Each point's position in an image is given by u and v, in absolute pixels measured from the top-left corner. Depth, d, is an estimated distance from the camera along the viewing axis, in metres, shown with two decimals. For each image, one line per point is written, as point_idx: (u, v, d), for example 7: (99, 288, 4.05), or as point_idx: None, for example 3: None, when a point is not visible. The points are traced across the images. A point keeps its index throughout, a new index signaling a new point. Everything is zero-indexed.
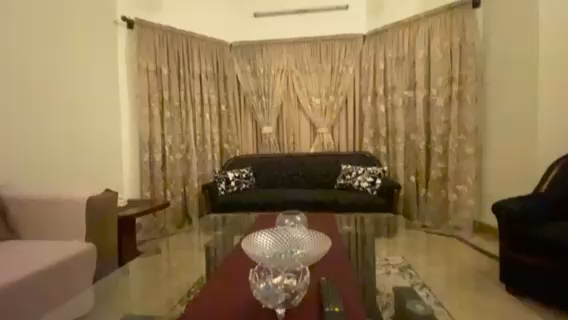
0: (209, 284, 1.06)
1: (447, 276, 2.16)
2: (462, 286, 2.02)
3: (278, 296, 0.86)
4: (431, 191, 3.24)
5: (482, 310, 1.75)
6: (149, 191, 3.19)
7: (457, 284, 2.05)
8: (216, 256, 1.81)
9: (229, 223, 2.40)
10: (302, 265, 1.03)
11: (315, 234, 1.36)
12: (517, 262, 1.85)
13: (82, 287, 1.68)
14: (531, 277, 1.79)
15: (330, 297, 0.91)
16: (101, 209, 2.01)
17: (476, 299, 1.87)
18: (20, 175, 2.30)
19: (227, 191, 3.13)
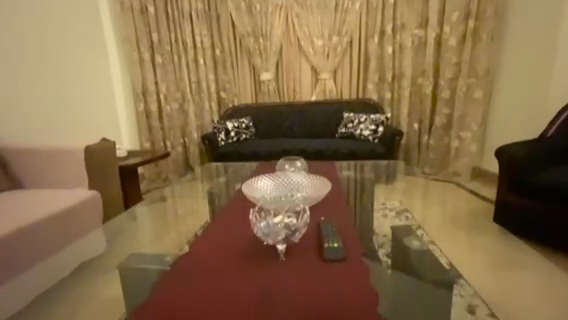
0: (208, 228, 1.07)
1: (442, 217, 2.24)
2: (455, 226, 2.11)
3: (278, 233, 0.87)
4: (433, 138, 3.19)
5: (474, 248, 1.84)
6: (149, 143, 3.33)
7: (450, 224, 2.14)
8: (217, 202, 1.85)
9: (230, 173, 2.40)
10: (302, 206, 1.03)
11: (314, 178, 1.35)
12: (512, 206, 1.89)
13: (93, 230, 1.73)
14: (524, 220, 1.84)
15: (329, 234, 0.92)
16: (99, 159, 2.00)
17: (469, 238, 1.95)
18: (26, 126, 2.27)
19: (228, 142, 3.07)
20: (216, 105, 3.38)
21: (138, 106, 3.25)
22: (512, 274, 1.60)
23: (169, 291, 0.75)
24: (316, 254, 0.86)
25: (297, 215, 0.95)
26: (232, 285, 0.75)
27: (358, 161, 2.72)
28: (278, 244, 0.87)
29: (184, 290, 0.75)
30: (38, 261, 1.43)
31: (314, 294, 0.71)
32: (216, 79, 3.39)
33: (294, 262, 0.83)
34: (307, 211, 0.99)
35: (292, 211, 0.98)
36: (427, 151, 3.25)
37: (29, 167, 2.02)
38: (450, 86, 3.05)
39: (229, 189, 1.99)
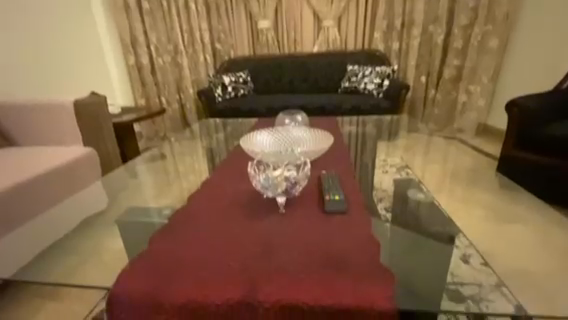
0: (204, 184, 1.02)
1: None
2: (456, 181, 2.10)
3: (277, 185, 0.83)
4: (441, 92, 3.04)
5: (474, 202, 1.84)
6: (144, 99, 3.20)
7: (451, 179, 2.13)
8: (215, 157, 1.81)
9: (229, 129, 2.31)
10: (302, 159, 0.98)
11: (316, 131, 1.28)
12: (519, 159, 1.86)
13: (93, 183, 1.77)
14: (530, 173, 1.82)
15: (331, 187, 0.89)
16: (90, 113, 1.93)
17: (470, 193, 1.94)
18: (18, 77, 2.16)
19: (226, 98, 2.91)
20: (211, 57, 3.14)
21: (128, 59, 3.06)
22: (507, 227, 1.62)
23: (167, 240, 0.73)
24: (317, 207, 0.83)
25: (298, 167, 0.91)
26: (231, 235, 0.73)
27: (360, 116, 2.63)
28: (278, 197, 0.84)
29: (183, 239, 0.73)
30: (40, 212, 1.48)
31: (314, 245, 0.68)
32: (209, 28, 3.11)
33: (294, 214, 0.80)
34: (308, 164, 0.95)
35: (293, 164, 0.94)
36: (433, 106, 3.11)
37: (20, 124, 1.95)
38: (463, 35, 2.83)
39: (228, 146, 1.94)
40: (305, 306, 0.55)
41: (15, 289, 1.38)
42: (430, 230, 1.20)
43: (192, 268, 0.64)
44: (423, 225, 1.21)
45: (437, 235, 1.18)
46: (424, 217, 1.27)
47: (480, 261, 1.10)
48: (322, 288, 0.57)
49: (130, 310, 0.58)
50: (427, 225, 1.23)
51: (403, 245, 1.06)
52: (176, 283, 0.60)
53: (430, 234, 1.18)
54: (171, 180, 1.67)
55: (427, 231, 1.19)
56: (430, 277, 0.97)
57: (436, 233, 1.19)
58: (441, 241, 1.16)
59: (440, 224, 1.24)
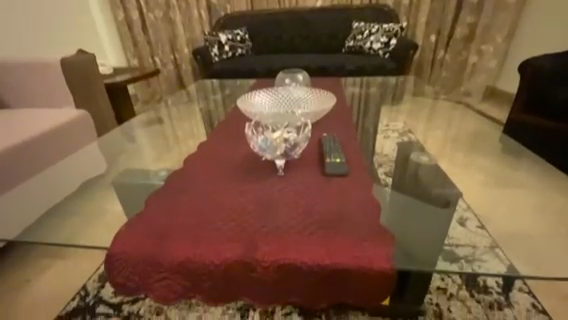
0: (202, 147, 0.99)
1: None
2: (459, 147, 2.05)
3: (276, 147, 0.80)
4: (450, 53, 2.86)
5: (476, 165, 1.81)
6: (136, 59, 3.00)
7: None
8: (212, 121, 1.75)
9: (226, 91, 2.21)
10: (303, 120, 0.93)
11: (317, 92, 1.20)
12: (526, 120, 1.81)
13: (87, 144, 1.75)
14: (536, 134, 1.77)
15: (332, 150, 0.85)
16: (80, 70, 1.85)
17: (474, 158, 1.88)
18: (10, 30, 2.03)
19: (222, 58, 2.76)
20: (206, 12, 2.92)
21: (117, 15, 2.85)
22: (507, 189, 1.56)
23: (163, 202, 0.71)
24: (317, 169, 0.80)
25: (298, 130, 0.86)
26: (229, 197, 0.71)
27: (363, 78, 2.50)
28: (277, 160, 0.80)
29: (179, 201, 0.71)
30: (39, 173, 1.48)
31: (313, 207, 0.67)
32: None
33: (293, 176, 0.78)
34: (309, 126, 0.90)
35: (292, 125, 0.89)
36: (440, 69, 2.95)
37: (7, 83, 1.86)
38: None
39: (226, 109, 1.88)
40: (303, 266, 0.54)
41: (21, 250, 1.42)
42: (427, 194, 1.18)
43: (189, 229, 0.62)
44: (420, 191, 1.20)
45: (434, 199, 1.17)
46: (422, 183, 1.25)
47: (477, 224, 1.18)
48: (321, 250, 0.56)
49: (127, 269, 0.58)
50: (424, 190, 1.21)
51: (400, 209, 1.04)
52: (173, 244, 0.59)
53: (427, 199, 1.16)
54: (168, 143, 1.63)
55: (424, 196, 1.18)
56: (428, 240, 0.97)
57: (432, 197, 1.18)
58: (437, 205, 1.15)
59: (438, 189, 1.22)
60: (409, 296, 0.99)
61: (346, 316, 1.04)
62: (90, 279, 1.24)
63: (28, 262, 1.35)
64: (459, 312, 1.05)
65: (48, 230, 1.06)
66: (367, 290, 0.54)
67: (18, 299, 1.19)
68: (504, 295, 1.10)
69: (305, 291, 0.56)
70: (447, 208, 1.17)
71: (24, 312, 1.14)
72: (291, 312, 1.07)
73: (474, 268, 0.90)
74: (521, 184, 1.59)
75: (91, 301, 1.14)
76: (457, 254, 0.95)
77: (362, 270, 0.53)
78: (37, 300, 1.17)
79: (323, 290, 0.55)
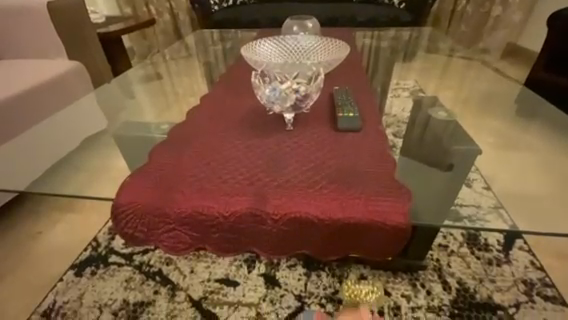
0: (204, 100, 0.92)
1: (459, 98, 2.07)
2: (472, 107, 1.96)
3: (286, 99, 0.74)
4: (472, 4, 2.60)
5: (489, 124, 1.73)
6: (129, 8, 2.77)
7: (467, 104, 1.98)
8: (214, 76, 1.65)
9: (227, 44, 2.06)
10: (315, 70, 0.85)
11: (328, 41, 1.09)
12: (547, 81, 1.74)
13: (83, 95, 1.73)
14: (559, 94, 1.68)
15: (344, 104, 0.80)
16: (68, 19, 1.73)
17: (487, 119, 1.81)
18: None
19: (222, 7, 2.53)
20: None
21: None
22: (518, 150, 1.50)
23: (167, 155, 0.68)
24: (329, 124, 0.76)
25: (310, 81, 0.80)
26: (235, 151, 0.68)
27: (374, 31, 2.32)
28: (286, 114, 0.75)
29: (184, 154, 0.68)
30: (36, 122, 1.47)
31: (324, 162, 0.63)
32: None
33: (302, 131, 0.73)
34: (321, 77, 0.83)
35: (304, 76, 0.82)
36: (459, 22, 2.71)
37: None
38: None
39: (228, 63, 1.77)
40: (315, 220, 0.52)
41: (29, 203, 1.44)
42: (427, 158, 1.12)
43: (196, 181, 0.60)
44: (423, 153, 1.14)
45: (436, 163, 1.10)
46: (427, 145, 1.20)
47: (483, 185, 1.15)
48: (333, 203, 0.53)
49: (134, 221, 0.57)
50: (427, 153, 1.15)
51: (406, 170, 1.00)
52: (180, 195, 0.57)
53: (427, 162, 1.10)
54: (171, 99, 1.56)
55: (424, 159, 1.12)
56: (440, 199, 0.94)
57: (435, 160, 1.12)
58: (440, 169, 1.08)
59: (440, 151, 1.15)
60: (412, 249, 1.01)
61: (349, 269, 1.08)
62: (100, 232, 1.27)
63: (38, 214, 1.38)
64: (459, 267, 1.08)
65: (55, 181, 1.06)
66: (381, 244, 0.52)
67: (34, 249, 1.23)
68: (504, 252, 1.12)
69: (315, 245, 0.55)
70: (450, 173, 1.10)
71: (40, 261, 1.19)
72: (295, 264, 1.11)
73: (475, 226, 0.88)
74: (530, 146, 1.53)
75: (103, 251, 1.19)
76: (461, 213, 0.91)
77: (376, 224, 0.51)
78: (52, 250, 1.22)
79: (334, 244, 0.54)
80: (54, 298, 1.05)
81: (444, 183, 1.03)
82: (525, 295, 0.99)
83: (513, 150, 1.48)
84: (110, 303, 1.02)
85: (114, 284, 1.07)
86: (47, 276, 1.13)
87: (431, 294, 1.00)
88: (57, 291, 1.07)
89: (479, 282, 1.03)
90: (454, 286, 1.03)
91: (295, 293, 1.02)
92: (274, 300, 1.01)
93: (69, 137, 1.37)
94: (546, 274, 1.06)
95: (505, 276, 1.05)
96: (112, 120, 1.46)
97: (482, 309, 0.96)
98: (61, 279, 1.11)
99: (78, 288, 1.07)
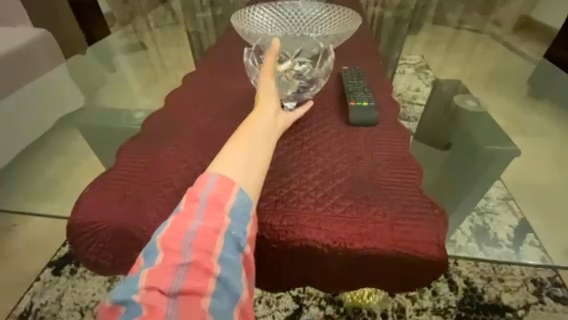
0: (190, 79, 0.77)
1: None
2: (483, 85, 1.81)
3: (289, 85, 0.62)
4: None
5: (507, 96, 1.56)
6: None
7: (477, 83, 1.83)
8: (203, 47, 1.46)
9: (216, 9, 1.82)
10: (321, 47, 0.71)
11: (336, 9, 0.91)
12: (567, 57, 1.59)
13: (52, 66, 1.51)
14: None
15: (356, 88, 0.66)
16: None
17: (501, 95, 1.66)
18: None
19: None
20: None
21: None
22: (531, 138, 1.40)
23: (139, 155, 0.55)
24: (338, 116, 0.63)
25: (315, 63, 0.69)
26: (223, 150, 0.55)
27: None
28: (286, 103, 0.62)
29: (159, 155, 0.55)
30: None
31: (336, 167, 0.51)
32: None
33: (304, 125, 0.60)
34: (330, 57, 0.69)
35: (309, 56, 0.70)
36: None
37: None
38: None
39: (215, 31, 1.56)
40: (326, 250, 0.41)
41: None
42: (427, 133, 1.03)
43: (174, 193, 0.48)
44: (426, 130, 1.05)
45: (433, 140, 1.01)
46: (430, 122, 1.09)
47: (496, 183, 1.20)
48: (349, 227, 0.42)
49: (97, 243, 0.46)
50: (426, 129, 1.05)
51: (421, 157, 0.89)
52: (154, 213, 0.45)
53: (426, 139, 1.00)
54: (153, 74, 1.38)
55: (423, 135, 1.02)
56: (455, 191, 0.86)
57: (435, 136, 1.02)
58: (437, 146, 0.99)
59: (441, 129, 1.06)
60: None
61: None
62: None
63: None
64: (467, 265, 1.01)
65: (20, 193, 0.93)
66: (401, 278, 0.42)
67: (4, 245, 1.12)
68: None
69: (324, 276, 0.44)
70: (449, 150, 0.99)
71: (13, 257, 1.08)
72: None
73: (487, 229, 1.03)
74: (547, 136, 1.45)
75: None
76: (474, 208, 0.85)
77: (404, 256, 0.40)
78: (25, 245, 1.11)
79: (348, 276, 0.44)
80: (31, 300, 0.97)
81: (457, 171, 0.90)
82: (534, 296, 0.94)
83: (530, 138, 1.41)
84: (93, 305, 0.95)
85: (96, 285, 0.99)
86: (20, 275, 1.04)
87: (437, 295, 0.95)
88: (34, 292, 0.98)
89: (487, 282, 0.97)
90: (461, 286, 0.97)
91: (293, 294, 0.96)
92: (271, 302, 0.94)
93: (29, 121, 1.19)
94: (558, 273, 1.00)
95: (514, 275, 0.99)
96: (80, 93, 1.25)
97: (490, 311, 0.91)
98: (38, 278, 1.02)
99: (57, 288, 0.99)
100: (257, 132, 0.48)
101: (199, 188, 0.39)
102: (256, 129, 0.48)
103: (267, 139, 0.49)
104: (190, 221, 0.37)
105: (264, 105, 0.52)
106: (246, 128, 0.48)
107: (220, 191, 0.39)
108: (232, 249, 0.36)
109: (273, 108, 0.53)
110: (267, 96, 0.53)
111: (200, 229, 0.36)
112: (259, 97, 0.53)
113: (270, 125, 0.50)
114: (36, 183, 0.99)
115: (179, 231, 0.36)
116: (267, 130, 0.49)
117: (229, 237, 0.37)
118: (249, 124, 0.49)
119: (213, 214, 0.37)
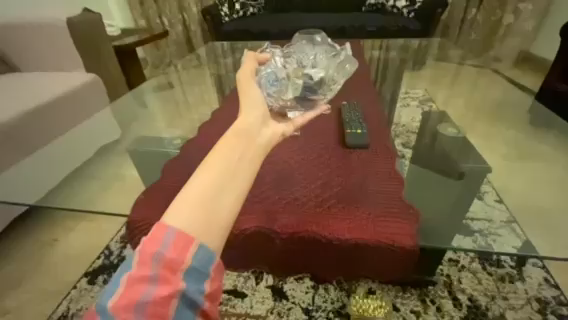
0: (218, 114, 0.96)
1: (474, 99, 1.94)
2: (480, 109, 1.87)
3: (289, 91, 0.65)
4: (483, 12, 2.76)
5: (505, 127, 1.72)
6: (143, 20, 3.01)
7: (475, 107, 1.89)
8: (227, 86, 1.71)
9: (238, 54, 2.10)
10: (324, 65, 0.76)
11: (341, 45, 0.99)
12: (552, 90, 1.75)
13: (99, 106, 1.77)
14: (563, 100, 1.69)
15: (352, 120, 0.81)
16: (88, 34, 1.75)
17: (504, 118, 1.76)
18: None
19: (233, 18, 2.67)
20: None
21: None
22: (535, 163, 1.48)
23: (179, 171, 0.71)
24: (337, 142, 0.77)
25: (323, 68, 0.75)
26: None
27: (382, 40, 2.35)
28: (295, 110, 0.65)
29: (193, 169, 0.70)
30: (56, 130, 1.50)
31: (331, 178, 0.64)
32: None
33: (308, 147, 0.75)
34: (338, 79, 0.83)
35: (316, 62, 0.76)
36: (470, 30, 2.86)
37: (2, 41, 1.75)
38: None
39: None
40: (324, 240, 0.52)
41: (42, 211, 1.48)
42: (429, 164, 1.11)
43: None
44: (429, 162, 1.12)
45: (440, 170, 1.08)
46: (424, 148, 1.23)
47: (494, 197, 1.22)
48: (342, 223, 0.54)
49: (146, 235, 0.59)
50: (429, 162, 1.12)
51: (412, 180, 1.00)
52: None
53: (436, 170, 1.08)
54: (183, 108, 1.61)
55: (432, 168, 1.10)
56: (448, 206, 0.94)
57: (444, 169, 1.08)
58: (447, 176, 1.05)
59: (432, 154, 1.18)
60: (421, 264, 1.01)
61: (358, 282, 1.06)
62: (112, 240, 1.30)
63: (52, 221, 1.42)
64: (469, 283, 1.06)
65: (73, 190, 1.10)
66: (383, 263, 0.53)
67: (48, 256, 1.26)
68: (517, 269, 1.09)
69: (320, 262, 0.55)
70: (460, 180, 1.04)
71: (54, 266, 1.22)
72: (303, 277, 1.12)
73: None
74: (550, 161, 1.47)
75: (116, 260, 1.22)
76: (470, 226, 0.88)
77: (385, 247, 0.51)
78: (66, 257, 1.25)
79: (343, 263, 0.55)
80: (68, 305, 1.08)
81: (451, 195, 0.98)
82: (539, 314, 0.96)
83: (532, 162, 1.48)
84: None
85: None
86: (59, 282, 1.16)
87: (441, 311, 0.99)
88: (72, 299, 1.10)
89: (491, 300, 1.01)
90: (465, 303, 1.00)
91: (303, 306, 1.03)
92: (282, 313, 1.02)
93: (77, 151, 1.39)
94: (562, 291, 1.02)
95: (518, 294, 1.02)
96: (114, 128, 1.49)
97: None
98: (75, 286, 1.14)
99: (91, 295, 1.11)
100: (232, 153, 0.38)
101: (149, 245, 0.29)
102: (230, 151, 0.38)
103: (247, 159, 0.38)
104: (142, 282, 0.28)
105: (242, 124, 0.44)
106: (219, 149, 0.38)
107: (181, 240, 0.30)
108: (193, 312, 0.29)
109: (252, 126, 0.44)
110: (251, 105, 0.50)
111: (154, 293, 0.27)
112: (240, 118, 0.46)
113: (248, 144, 0.41)
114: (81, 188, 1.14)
115: (125, 295, 0.27)
116: (246, 150, 0.39)
117: (189, 298, 0.29)
118: (220, 145, 0.38)
119: (171, 272, 0.29)
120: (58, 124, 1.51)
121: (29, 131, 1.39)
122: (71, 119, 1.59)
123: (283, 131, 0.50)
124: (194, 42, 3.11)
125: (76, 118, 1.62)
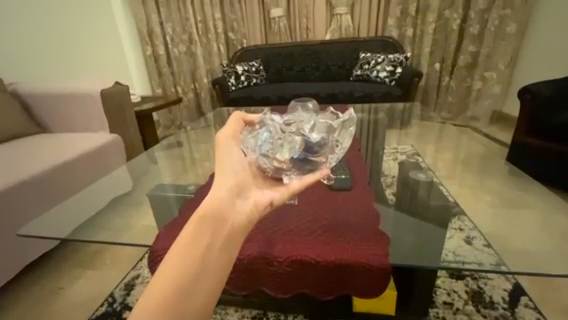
0: None
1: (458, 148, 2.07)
2: (471, 153, 1.96)
3: (284, 152, 0.72)
4: (455, 80, 3.19)
5: (485, 172, 1.83)
6: (160, 88, 3.48)
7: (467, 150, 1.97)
8: None
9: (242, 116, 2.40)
10: (321, 134, 0.84)
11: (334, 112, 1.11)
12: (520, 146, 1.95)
13: (118, 162, 1.97)
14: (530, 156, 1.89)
15: (339, 170, 1.13)
16: (115, 102, 2.02)
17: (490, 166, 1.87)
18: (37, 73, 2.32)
19: (239, 86, 3.12)
20: (224, 46, 3.40)
21: (146, 50, 3.34)
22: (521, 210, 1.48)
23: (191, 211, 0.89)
24: (327, 187, 1.05)
25: (321, 131, 0.86)
26: None
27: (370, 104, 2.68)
28: (293, 171, 0.70)
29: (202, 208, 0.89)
30: (77, 182, 1.65)
31: (323, 215, 0.92)
32: (223, 18, 3.33)
33: (303, 197, 1.01)
34: (340, 145, 0.91)
35: (310, 128, 0.85)
36: (446, 94, 3.27)
37: (43, 107, 2.05)
38: (480, 19, 2.93)
39: None
40: (321, 261, 0.78)
41: (54, 260, 1.55)
42: (413, 206, 1.17)
43: None
44: (414, 205, 1.17)
45: (422, 211, 1.14)
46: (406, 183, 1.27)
47: (484, 242, 1.06)
48: (331, 248, 0.80)
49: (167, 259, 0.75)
50: (414, 204, 1.18)
51: (393, 221, 1.09)
52: None
53: (420, 215, 1.13)
54: (191, 162, 1.81)
55: (417, 211, 1.15)
56: (430, 241, 0.99)
57: (431, 216, 1.12)
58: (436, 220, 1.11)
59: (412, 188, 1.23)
60: (413, 304, 1.06)
61: None
62: (117, 287, 1.34)
63: (62, 268, 1.49)
64: None
65: (89, 228, 1.20)
66: (367, 276, 0.78)
67: (53, 304, 1.29)
68: (510, 310, 1.13)
69: (320, 275, 0.80)
70: (440, 228, 1.06)
71: (57, 313, 1.24)
72: None
73: (481, 293, 1.19)
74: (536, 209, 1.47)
75: (119, 307, 1.25)
76: (455, 266, 0.87)
77: (364, 265, 0.77)
78: (71, 303, 1.28)
79: (335, 276, 0.80)
80: None
81: (429, 231, 1.04)
82: None
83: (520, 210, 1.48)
84: None
85: None
86: None
87: None
88: None
89: None
90: None
91: None
92: None
93: (95, 197, 1.51)
94: None
95: None
96: (128, 182, 1.65)
97: None
98: None
99: None
100: (201, 239, 0.39)
101: None
102: (198, 242, 0.38)
103: (218, 243, 0.40)
104: None
105: (215, 198, 0.45)
106: (184, 244, 0.38)
107: None
108: None
109: (227, 201, 0.46)
110: (228, 172, 0.52)
111: None
112: (212, 192, 0.47)
113: (221, 225, 0.42)
114: (96, 226, 1.23)
115: None
116: (218, 229, 0.41)
117: None
118: (185, 234, 0.39)
119: None
120: (80, 177, 1.66)
121: (56, 183, 1.53)
122: (92, 173, 1.76)
123: (263, 199, 0.52)
124: (203, 107, 3.52)
125: (96, 172, 1.79)
